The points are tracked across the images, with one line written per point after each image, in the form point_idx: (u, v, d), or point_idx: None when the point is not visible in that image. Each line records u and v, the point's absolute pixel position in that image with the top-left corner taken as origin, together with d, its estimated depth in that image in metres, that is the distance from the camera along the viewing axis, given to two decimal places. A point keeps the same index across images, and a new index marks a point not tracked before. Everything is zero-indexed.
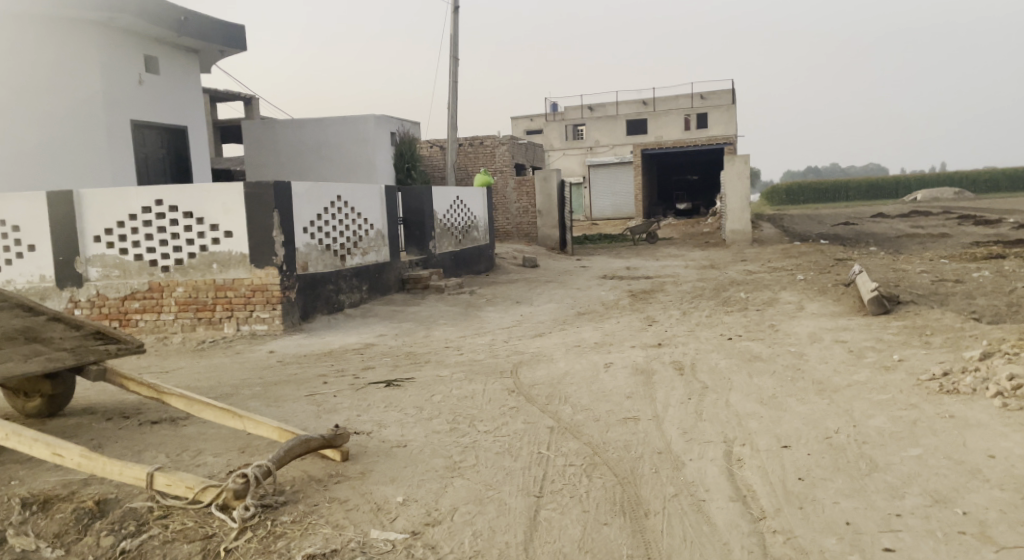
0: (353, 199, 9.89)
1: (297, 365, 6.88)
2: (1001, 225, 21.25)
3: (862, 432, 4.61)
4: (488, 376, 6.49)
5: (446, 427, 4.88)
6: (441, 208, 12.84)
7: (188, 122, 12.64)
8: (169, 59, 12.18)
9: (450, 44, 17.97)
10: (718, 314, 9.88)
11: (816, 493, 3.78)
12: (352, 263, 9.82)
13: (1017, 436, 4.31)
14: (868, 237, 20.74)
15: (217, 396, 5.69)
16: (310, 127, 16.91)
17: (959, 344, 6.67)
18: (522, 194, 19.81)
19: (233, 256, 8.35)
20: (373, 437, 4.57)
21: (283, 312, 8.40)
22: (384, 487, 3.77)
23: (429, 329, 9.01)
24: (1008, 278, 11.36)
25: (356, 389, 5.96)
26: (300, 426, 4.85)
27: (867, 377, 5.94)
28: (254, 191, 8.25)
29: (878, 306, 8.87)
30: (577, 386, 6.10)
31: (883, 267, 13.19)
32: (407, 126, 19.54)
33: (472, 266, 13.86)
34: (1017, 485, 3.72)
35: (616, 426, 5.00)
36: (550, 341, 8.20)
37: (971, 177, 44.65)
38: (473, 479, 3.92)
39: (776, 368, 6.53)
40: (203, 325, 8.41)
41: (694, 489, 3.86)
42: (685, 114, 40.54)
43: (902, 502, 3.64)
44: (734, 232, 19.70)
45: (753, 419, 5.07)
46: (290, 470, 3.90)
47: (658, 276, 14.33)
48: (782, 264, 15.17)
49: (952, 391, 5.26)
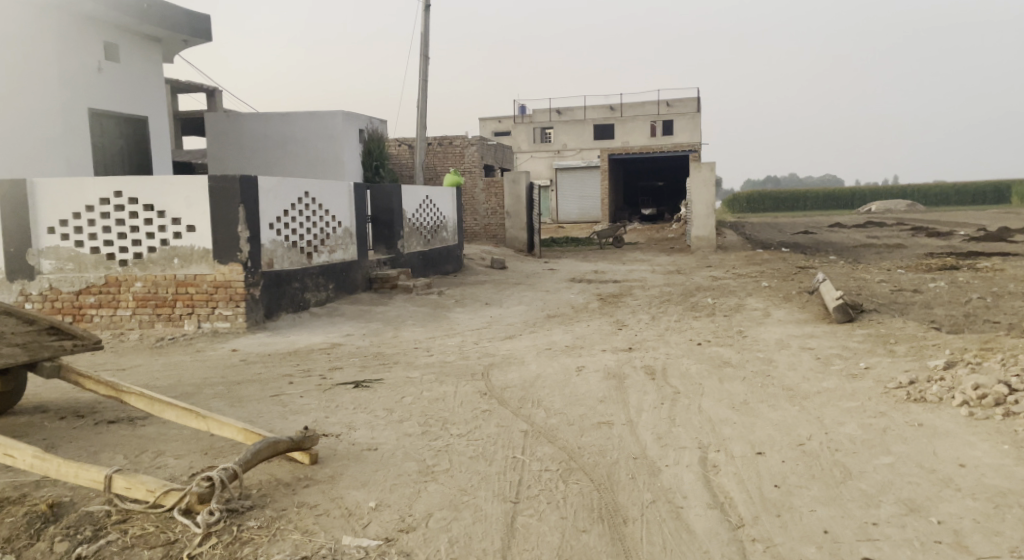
0: (321, 196, 9.71)
1: (262, 364, 6.69)
2: (954, 237, 21.82)
3: (835, 440, 4.62)
4: (459, 379, 6.39)
5: (417, 430, 4.77)
6: (410, 207, 12.70)
7: (149, 113, 12.31)
8: (130, 47, 11.83)
9: (420, 41, 17.83)
10: (686, 318, 9.91)
11: (793, 501, 3.76)
12: (319, 261, 9.63)
13: (985, 445, 4.34)
14: (828, 246, 21.11)
15: (178, 395, 5.50)
16: (276, 121, 16.63)
17: (923, 352, 6.76)
18: (491, 195, 19.97)
19: (195, 251, 8.12)
20: (343, 440, 4.44)
21: (248, 310, 8.18)
22: (355, 491, 3.65)
23: (397, 329, 8.87)
24: (964, 289, 11.62)
25: (323, 390, 5.81)
26: (266, 427, 4.69)
27: (835, 384, 5.98)
28: (219, 184, 8.04)
29: (842, 313, 8.97)
30: (549, 390, 6.03)
31: (844, 276, 13.41)
32: (376, 124, 19.34)
33: (441, 266, 13.73)
34: (989, 494, 3.74)
35: (590, 431, 4.94)
36: (520, 344, 8.12)
37: (924, 191, 45.83)
38: (447, 483, 3.82)
39: (746, 374, 6.54)
40: (162, 321, 8.14)
41: (672, 495, 3.82)
42: (652, 121, 40.89)
43: (878, 511, 3.64)
44: (699, 238, 19.87)
45: (726, 425, 5.05)
46: (257, 473, 3.75)
47: (625, 280, 14.37)
48: (747, 271, 15.32)
49: (919, 399, 5.30)
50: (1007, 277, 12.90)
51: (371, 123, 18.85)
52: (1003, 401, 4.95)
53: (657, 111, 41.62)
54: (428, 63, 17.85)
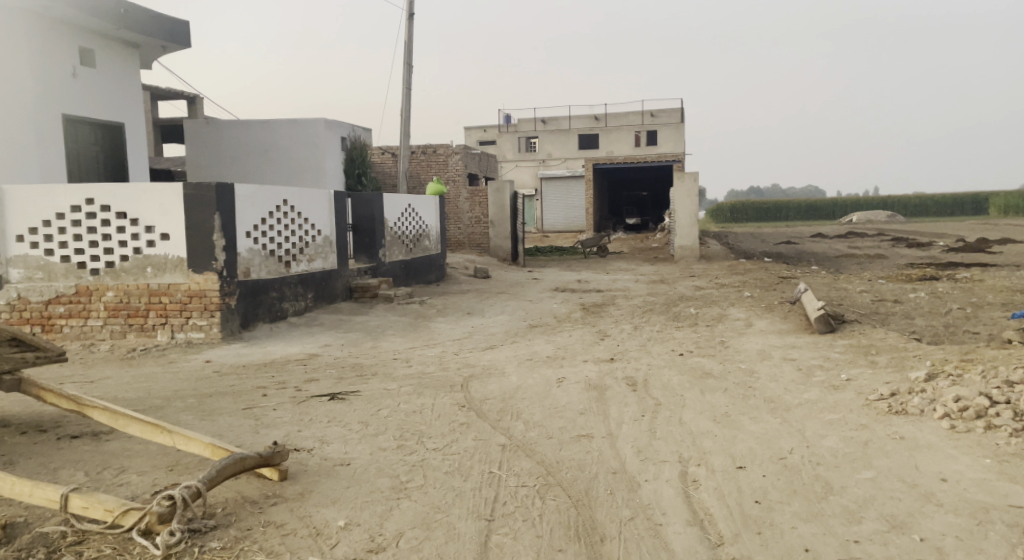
0: (301, 204, 9.59)
1: (235, 376, 6.55)
2: (933, 248, 21.98)
3: (816, 453, 4.56)
4: (437, 390, 6.30)
5: (392, 444, 4.67)
6: (392, 215, 12.59)
7: (126, 119, 12.15)
8: (106, 53, 11.65)
9: (404, 49, 17.76)
10: (669, 329, 9.85)
11: (774, 518, 3.68)
12: (297, 270, 9.49)
13: (966, 459, 4.30)
14: (809, 256, 21.20)
15: (146, 408, 5.35)
16: (257, 128, 16.48)
17: (903, 364, 6.74)
18: (475, 204, 20.25)
19: (169, 260, 7.97)
20: (315, 454, 4.33)
21: (223, 320, 8.04)
22: (325, 509, 3.53)
23: (377, 340, 8.75)
24: (943, 300, 11.66)
25: (298, 402, 5.68)
26: (235, 442, 4.56)
27: (817, 396, 5.93)
28: (194, 192, 7.90)
29: (824, 324, 8.95)
30: (529, 402, 5.94)
31: (825, 286, 13.45)
32: (358, 132, 19.23)
33: (423, 276, 13.62)
34: (971, 510, 3.68)
35: (570, 444, 4.86)
36: (502, 354, 8.04)
37: (903, 202, 46.24)
38: (421, 500, 3.72)
39: (727, 385, 6.47)
40: (134, 331, 7.98)
41: (651, 512, 3.73)
42: (636, 131, 41.13)
43: (859, 528, 3.57)
44: (682, 248, 19.86)
45: (707, 438, 4.98)
46: (223, 491, 3.63)
47: (609, 290, 14.33)
48: (729, 281, 15.32)
49: (900, 411, 5.25)
50: (985, 287, 12.97)
51: (353, 131, 18.75)
52: (984, 413, 4.91)
53: (640, 121, 41.87)
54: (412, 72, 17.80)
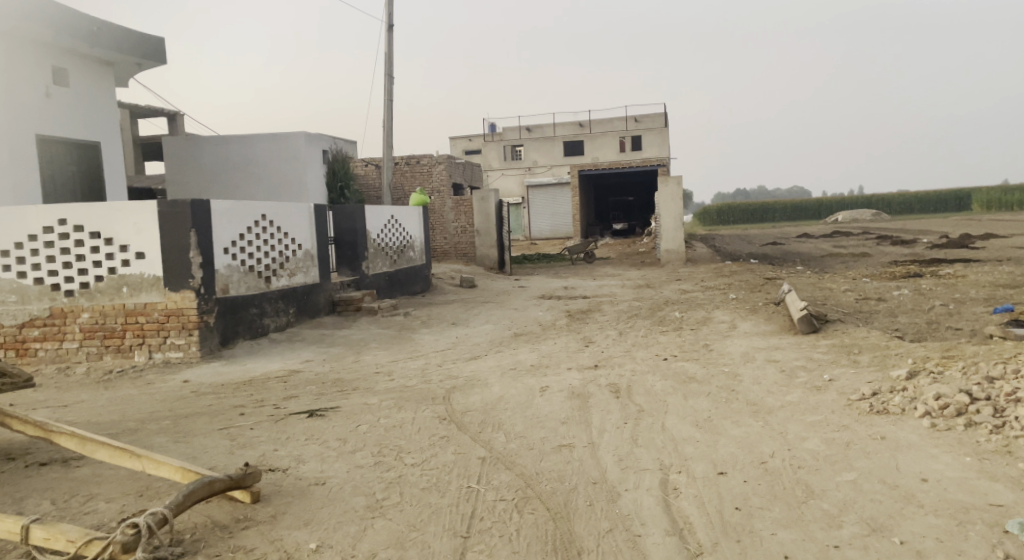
0: (280, 218, 9.51)
1: (214, 396, 6.48)
2: (917, 245, 22.10)
3: (797, 456, 4.52)
4: (419, 404, 6.23)
5: (370, 461, 4.62)
6: (375, 227, 12.52)
7: (102, 138, 12.05)
8: (79, 73, 11.56)
9: (385, 61, 17.72)
10: (654, 333, 9.83)
11: (754, 524, 3.65)
12: (278, 285, 9.40)
13: (946, 458, 4.28)
14: (795, 256, 21.24)
15: (119, 432, 5.28)
16: (237, 144, 16.41)
17: (885, 362, 6.73)
18: (460, 214, 20.37)
19: (145, 279, 7.88)
20: (289, 475, 4.31)
21: (201, 339, 7.95)
22: (297, 532, 3.54)
23: (359, 354, 8.68)
24: (926, 297, 11.69)
25: (275, 421, 5.62)
26: (208, 465, 4.51)
27: (800, 397, 5.90)
28: (169, 209, 7.82)
29: (807, 324, 8.95)
30: (511, 412, 5.89)
31: (810, 286, 13.46)
32: (340, 144, 19.17)
33: (408, 287, 13.55)
34: (951, 510, 3.65)
35: (551, 455, 4.81)
36: (485, 365, 7.99)
37: (886, 200, 46.53)
38: (396, 519, 3.73)
39: (710, 389, 6.44)
40: (111, 353, 7.88)
41: (629, 522, 3.70)
42: (620, 137, 40.99)
43: (839, 532, 3.54)
44: (669, 251, 19.88)
45: (689, 444, 4.94)
46: (193, 518, 3.57)
47: (595, 296, 14.30)
48: (715, 283, 15.32)
49: (882, 411, 5.23)
50: (969, 283, 13.03)
51: (335, 143, 18.69)
52: (964, 410, 4.89)
53: (625, 127, 41.97)
54: (393, 83, 17.76)
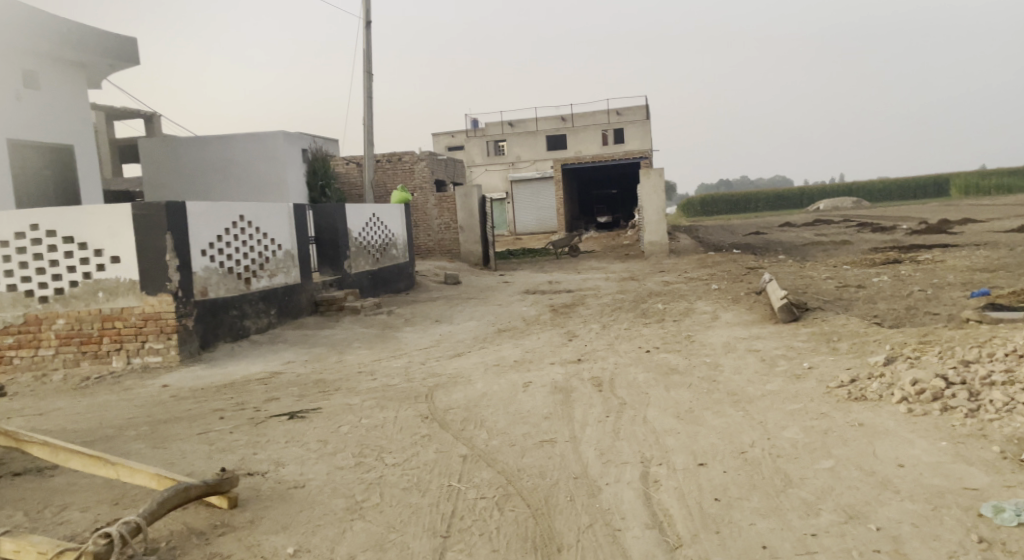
0: (258, 218, 9.43)
1: (193, 401, 6.48)
2: (897, 232, 22.24)
3: (776, 445, 4.53)
4: (401, 402, 6.21)
5: (350, 462, 4.70)
6: (356, 225, 12.44)
7: (75, 141, 11.90)
8: (50, 75, 11.39)
9: (364, 58, 17.59)
10: (637, 326, 9.86)
11: (733, 515, 3.65)
12: (258, 286, 9.32)
13: (923, 443, 4.29)
14: (777, 245, 21.35)
15: (95, 439, 5.33)
16: (215, 144, 16.27)
17: (864, 348, 6.77)
18: (443, 210, 20.30)
19: (121, 283, 7.79)
20: (268, 478, 4.46)
21: (180, 342, 7.88)
22: (274, 537, 3.67)
23: (341, 353, 8.62)
24: (905, 282, 11.79)
25: (255, 424, 5.67)
26: (185, 470, 4.66)
27: (780, 386, 5.92)
28: (143, 212, 7.74)
29: (787, 313, 8.99)
30: (493, 409, 5.87)
31: (791, 274, 13.55)
32: (319, 142, 19.05)
33: (391, 285, 13.48)
34: (927, 495, 3.67)
35: (532, 450, 4.81)
36: (468, 361, 7.98)
37: (867, 188, 46.93)
38: (375, 520, 3.79)
39: (692, 380, 6.46)
40: (88, 358, 7.79)
41: (610, 517, 3.70)
42: (602, 130, 41.06)
43: (817, 520, 3.54)
44: (652, 244, 19.92)
45: (670, 435, 4.94)
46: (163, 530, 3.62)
47: (579, 289, 14.33)
48: (697, 274, 15.39)
49: (860, 398, 5.25)
50: (947, 268, 13.12)
51: (314, 142, 18.57)
52: (940, 395, 4.92)
53: (607, 120, 42.01)
54: (372, 80, 17.66)
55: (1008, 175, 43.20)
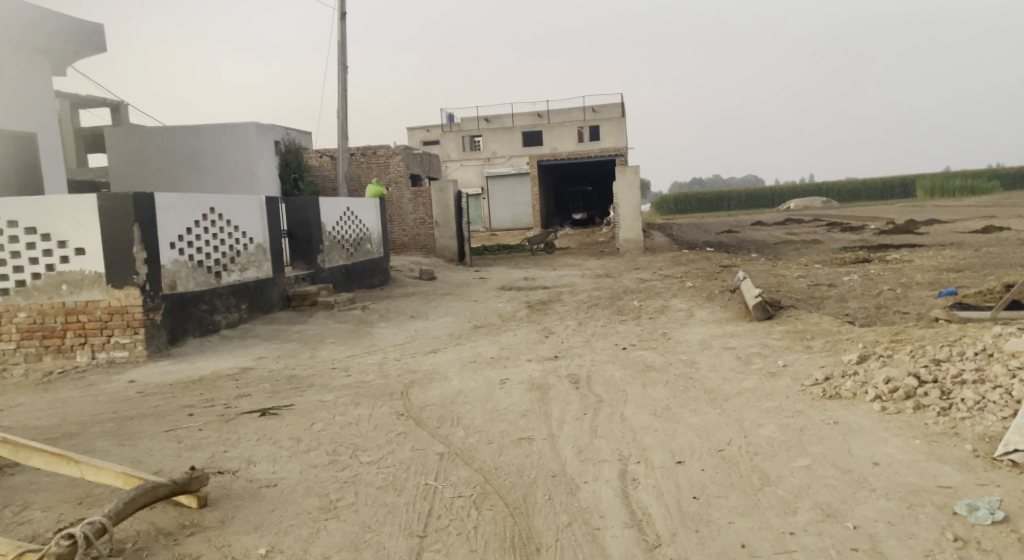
0: (229, 211, 9.27)
1: (161, 397, 6.39)
2: (865, 232, 22.53)
3: (753, 443, 4.53)
4: (376, 399, 6.14)
5: (325, 460, 4.67)
6: (330, 219, 12.30)
7: (38, 130, 11.63)
8: (12, 61, 11.11)
9: (338, 50, 17.41)
10: (613, 323, 9.86)
11: (712, 513, 3.64)
12: (229, 280, 9.18)
13: (897, 441, 4.31)
14: (750, 244, 21.50)
15: (58, 437, 5.29)
16: (185, 134, 16.01)
17: (837, 346, 6.82)
18: (419, 205, 20.15)
19: (85, 276, 7.66)
20: (239, 477, 4.40)
21: (148, 337, 7.74)
22: (246, 537, 3.63)
23: (314, 349, 8.50)
24: (876, 281, 11.93)
25: (225, 421, 5.59)
26: (152, 469, 4.59)
27: (755, 384, 5.93)
28: (109, 203, 7.58)
29: (761, 311, 9.04)
30: (469, 406, 5.82)
31: (764, 273, 13.66)
32: (293, 134, 18.82)
33: (365, 280, 13.36)
34: (902, 493, 3.68)
35: (510, 448, 4.77)
36: (444, 357, 7.93)
37: (836, 188, 47.50)
38: (350, 520, 3.76)
39: (668, 377, 6.46)
40: (51, 353, 7.69)
41: (589, 515, 3.69)
42: (578, 127, 41.13)
43: (795, 519, 3.54)
44: (626, 241, 19.96)
45: (647, 433, 4.93)
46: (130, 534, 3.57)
47: (555, 286, 14.31)
48: (672, 271, 15.45)
49: (834, 396, 5.28)
50: (915, 268, 13.29)
51: (287, 134, 18.33)
52: (913, 394, 4.96)
53: (582, 117, 42.06)
54: (347, 73, 17.47)
55: (972, 177, 43.99)
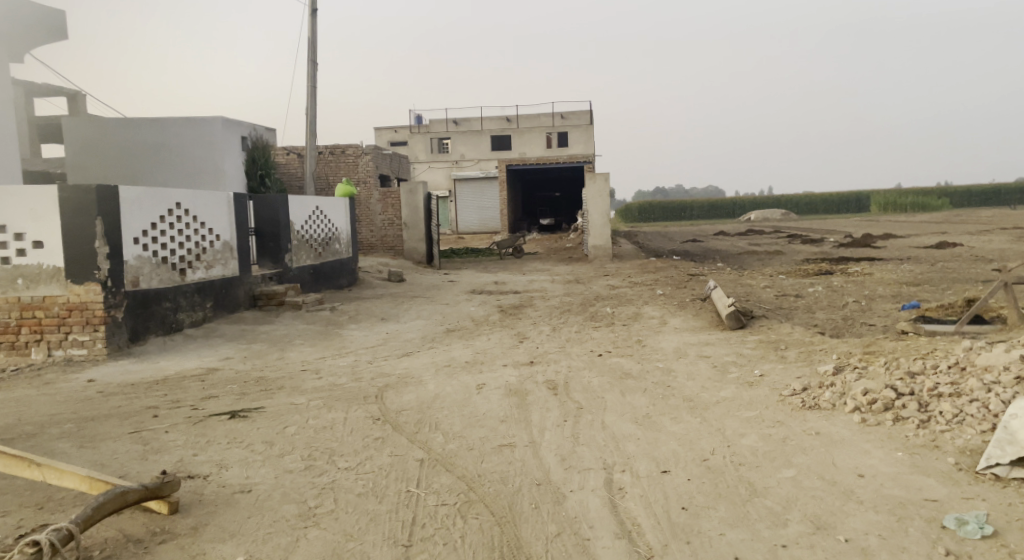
0: (196, 207, 9.05)
1: (123, 397, 6.19)
2: (825, 244, 22.91)
3: (737, 453, 4.52)
4: (350, 403, 6.00)
5: (301, 465, 4.54)
6: (299, 218, 12.09)
7: None
8: None
9: (308, 47, 17.18)
10: (586, 329, 9.82)
11: (701, 524, 3.62)
12: (194, 278, 8.94)
13: (879, 453, 4.33)
14: (714, 253, 21.69)
15: (15, 438, 5.08)
16: (148, 127, 15.68)
17: (812, 357, 6.86)
18: (387, 206, 19.79)
19: (44, 270, 7.41)
20: (212, 482, 4.26)
21: (108, 335, 7.50)
22: (222, 546, 3.56)
23: (284, 350, 8.32)
24: (840, 293, 12.11)
25: (193, 423, 5.42)
26: (118, 473, 4.43)
27: (734, 393, 5.93)
28: (72, 196, 7.36)
29: (734, 320, 9.07)
30: (447, 411, 5.72)
31: (732, 282, 13.78)
32: (260, 130, 18.52)
33: (333, 281, 13.15)
34: (890, 506, 3.68)
35: (491, 455, 4.69)
36: (418, 361, 7.80)
37: (796, 201, 48.31)
38: (332, 528, 3.72)
39: (646, 385, 6.42)
40: (5, 350, 7.43)
41: (577, 526, 3.68)
42: (547, 133, 41.27)
43: (785, 531, 3.53)
44: (595, 247, 19.97)
45: (630, 441, 4.89)
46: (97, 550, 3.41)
47: (525, 290, 14.25)
48: (640, 279, 15.50)
49: (813, 406, 5.29)
50: (877, 281, 13.52)
51: (255, 130, 18.03)
52: (891, 405, 4.98)
53: (551, 123, 42.21)
54: (316, 69, 17.24)
55: (924, 194, 45.11)
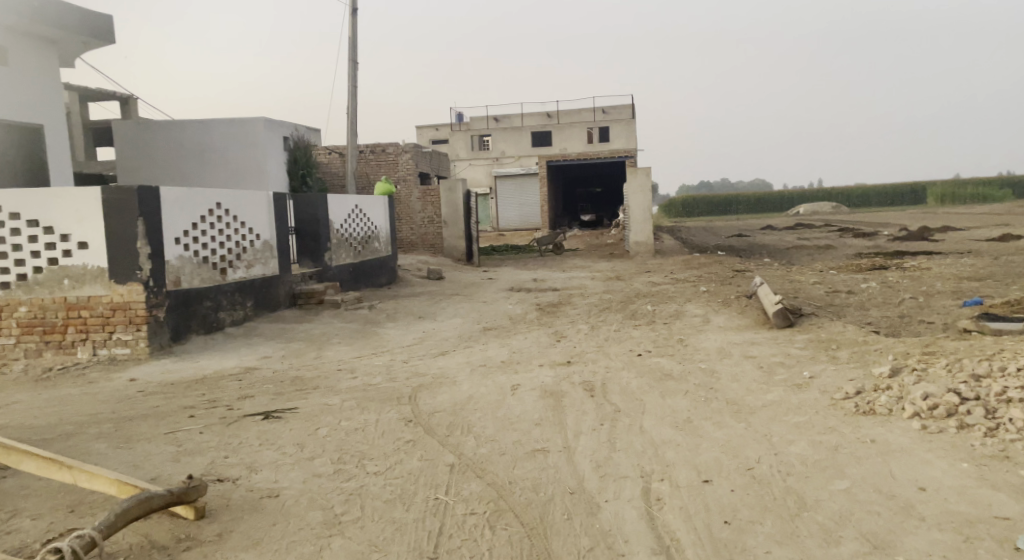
0: (236, 206, 9.05)
1: (161, 396, 6.16)
2: (878, 238, 22.12)
3: (784, 462, 4.26)
4: (383, 404, 5.87)
5: (330, 469, 4.42)
6: (338, 217, 12.07)
7: (45, 122, 11.52)
8: (18, 50, 11.03)
9: (348, 46, 17.20)
10: (627, 327, 9.57)
11: (746, 541, 3.40)
12: (234, 277, 8.94)
13: (941, 463, 4.03)
14: (762, 249, 21.11)
15: (53, 439, 5.07)
16: (192, 128, 15.85)
17: (866, 358, 6.51)
18: (427, 203, 19.79)
19: (88, 270, 7.45)
20: (240, 486, 4.17)
21: (150, 334, 7.53)
22: (245, 554, 3.45)
23: (320, 349, 8.25)
24: (895, 289, 11.61)
25: (227, 424, 5.36)
26: (149, 475, 4.37)
27: (781, 396, 5.64)
28: (114, 197, 7.38)
29: (782, 319, 8.72)
30: (480, 414, 5.55)
31: (779, 278, 13.35)
32: (302, 130, 18.64)
33: (373, 278, 13.10)
34: (954, 524, 3.41)
35: (524, 460, 4.51)
36: (454, 360, 7.66)
37: (846, 193, 46.99)
38: (356, 538, 3.58)
39: (688, 387, 6.17)
40: (51, 349, 7.48)
41: (613, 540, 3.48)
42: (588, 128, 40.97)
43: (839, 550, 3.29)
44: (637, 243, 19.60)
45: (670, 447, 4.65)
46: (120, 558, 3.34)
47: (565, 288, 14.03)
48: (683, 275, 15.13)
49: (869, 412, 4.98)
50: (934, 276, 12.94)
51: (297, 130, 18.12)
52: (954, 411, 4.66)
53: (592, 118, 41.83)
54: (357, 68, 17.26)
55: (982, 185, 43.42)
